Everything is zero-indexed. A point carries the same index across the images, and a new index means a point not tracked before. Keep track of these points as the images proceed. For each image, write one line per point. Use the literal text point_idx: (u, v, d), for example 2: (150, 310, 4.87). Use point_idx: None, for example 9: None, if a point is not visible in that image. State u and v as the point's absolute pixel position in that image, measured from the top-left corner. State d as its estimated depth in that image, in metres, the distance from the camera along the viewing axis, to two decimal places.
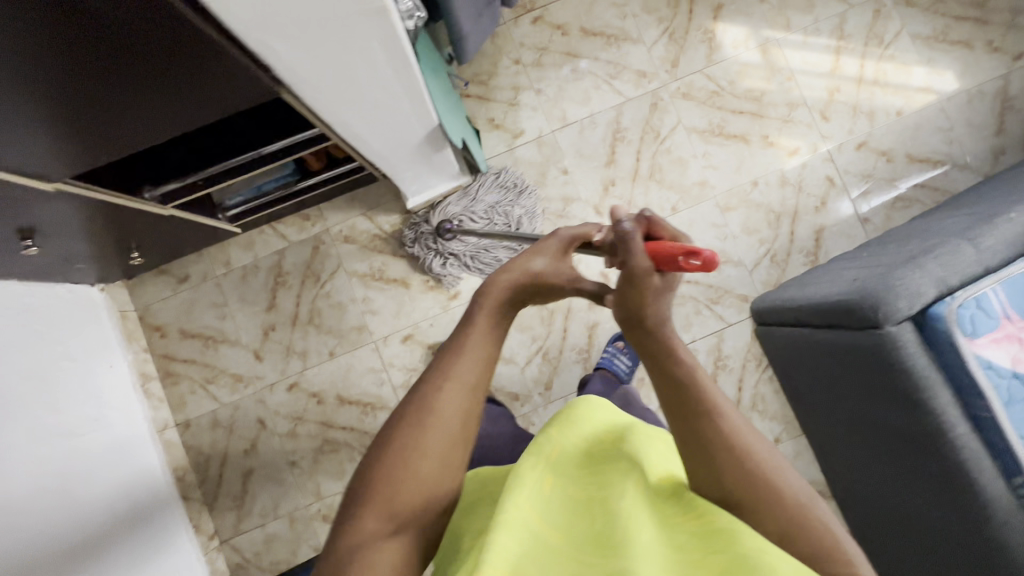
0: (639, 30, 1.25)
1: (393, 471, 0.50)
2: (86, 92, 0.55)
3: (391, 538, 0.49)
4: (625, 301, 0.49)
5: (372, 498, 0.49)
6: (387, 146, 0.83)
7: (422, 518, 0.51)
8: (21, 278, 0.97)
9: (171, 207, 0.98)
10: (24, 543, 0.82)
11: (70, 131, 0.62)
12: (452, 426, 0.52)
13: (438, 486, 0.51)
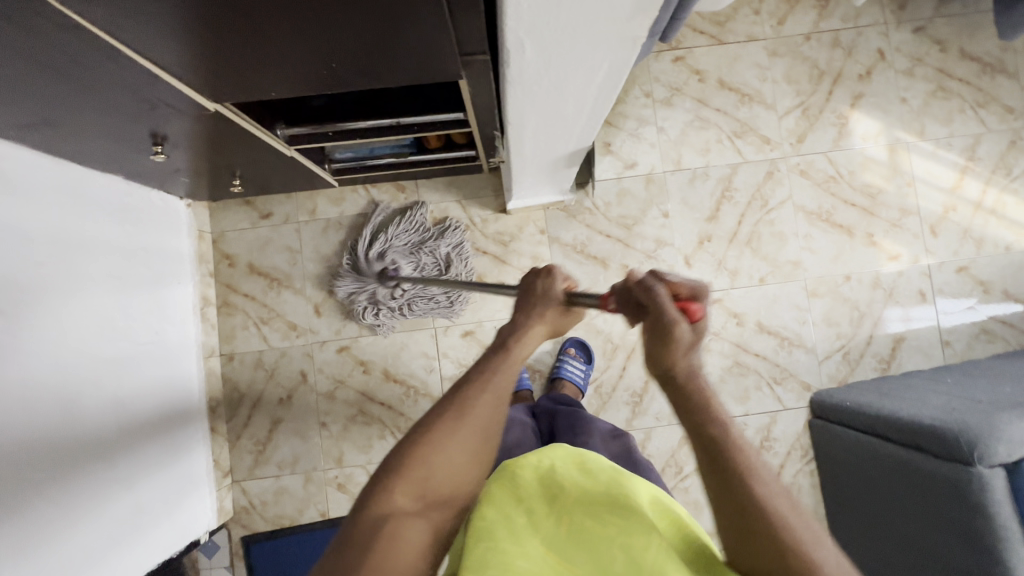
0: (775, 97, 1.25)
1: (425, 454, 0.47)
2: (304, 15, 0.54)
3: (417, 519, 0.46)
4: (653, 357, 0.47)
5: (402, 473, 0.47)
6: (536, 153, 0.82)
7: (450, 506, 0.48)
8: (128, 176, 0.97)
9: (293, 150, 0.98)
10: (67, 435, 0.82)
11: (261, 63, 0.62)
12: (488, 418, 0.50)
13: (464, 475, 0.49)
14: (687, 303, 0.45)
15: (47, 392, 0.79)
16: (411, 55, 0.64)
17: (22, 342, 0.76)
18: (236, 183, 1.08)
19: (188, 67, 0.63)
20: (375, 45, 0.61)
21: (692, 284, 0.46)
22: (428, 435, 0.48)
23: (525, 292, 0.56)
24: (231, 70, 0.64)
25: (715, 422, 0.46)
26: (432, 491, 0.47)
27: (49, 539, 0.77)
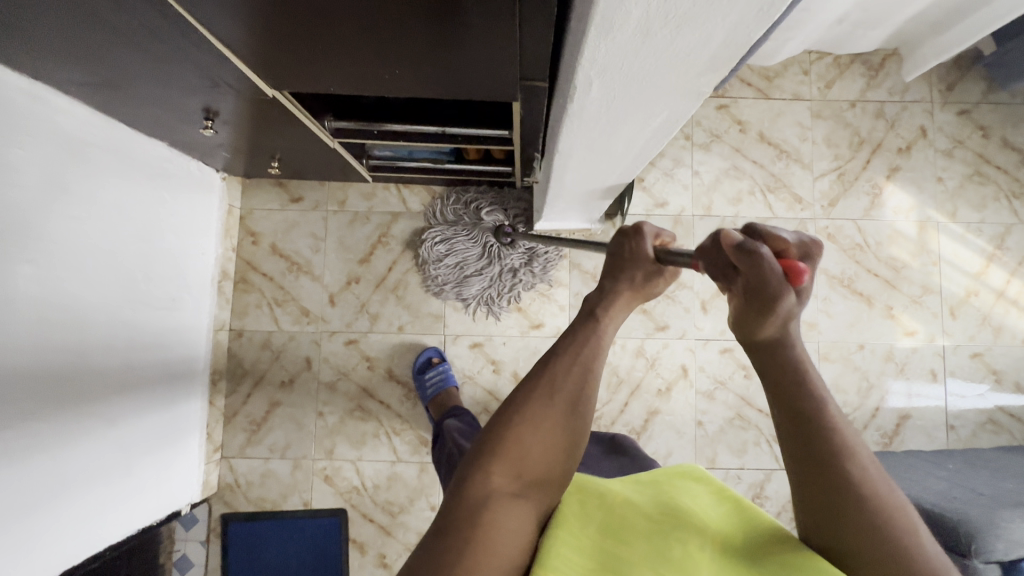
0: (813, 157, 1.25)
1: (518, 434, 0.47)
2: (381, 20, 0.55)
3: (519, 501, 0.46)
4: (743, 321, 0.45)
5: (499, 453, 0.46)
6: (576, 181, 0.84)
7: (545, 485, 0.48)
8: (170, 142, 0.99)
9: (335, 142, 0.99)
10: (77, 386, 0.83)
11: (328, 58, 0.64)
12: (575, 397, 0.49)
13: (557, 456, 0.48)
14: (790, 264, 0.41)
15: (62, 342, 0.80)
16: (473, 71, 0.65)
17: (44, 289, 0.77)
18: (274, 165, 1.10)
19: (258, 56, 0.65)
20: (440, 59, 0.63)
21: (797, 240, 0.43)
22: (523, 413, 0.48)
23: (615, 262, 0.54)
24: (297, 62, 0.66)
25: (807, 394, 0.45)
26: (529, 468, 0.47)
27: (41, 487, 0.77)
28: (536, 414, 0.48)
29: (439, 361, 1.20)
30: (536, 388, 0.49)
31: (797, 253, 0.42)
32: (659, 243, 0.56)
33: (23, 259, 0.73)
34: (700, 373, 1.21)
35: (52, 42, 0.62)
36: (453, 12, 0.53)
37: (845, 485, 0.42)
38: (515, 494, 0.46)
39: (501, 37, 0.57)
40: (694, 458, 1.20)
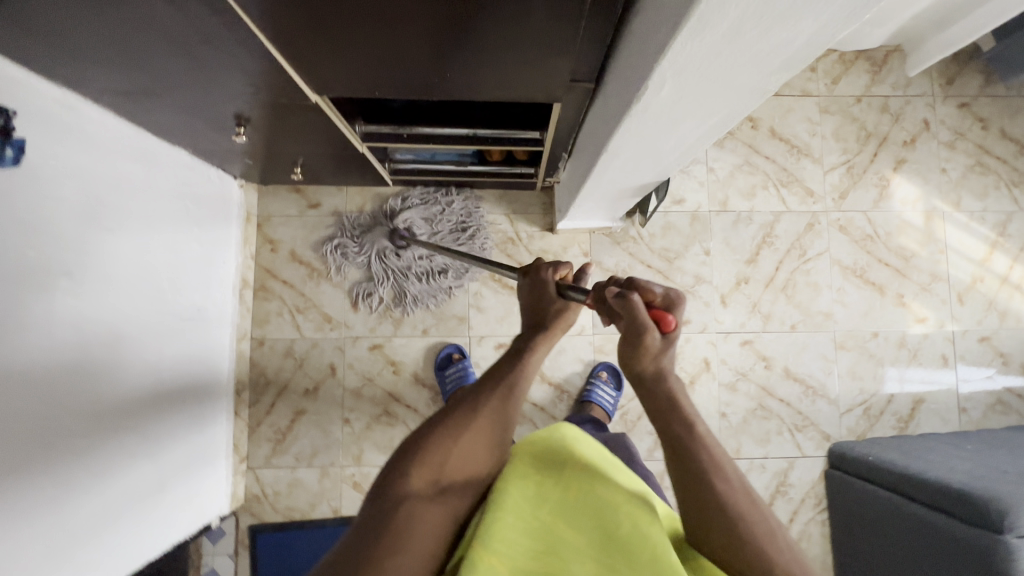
0: (823, 152, 1.29)
1: (440, 445, 0.50)
2: (445, 22, 0.56)
3: (434, 505, 0.49)
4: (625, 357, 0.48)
5: (420, 459, 0.49)
6: (613, 177, 0.85)
7: (462, 491, 0.51)
8: (194, 150, 0.98)
9: (363, 146, 0.99)
10: (111, 399, 0.82)
11: (382, 62, 0.64)
12: (496, 418, 0.52)
13: (475, 469, 0.51)
14: (660, 314, 0.46)
15: (97, 356, 0.78)
16: (524, 74, 0.66)
17: (81, 303, 0.75)
18: (296, 170, 1.09)
19: (308, 62, 0.65)
20: (492, 64, 0.64)
21: (666, 292, 0.48)
22: (445, 430, 0.50)
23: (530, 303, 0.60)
24: (346, 67, 0.66)
25: (679, 419, 0.49)
26: (448, 479, 0.50)
27: (82, 505, 0.76)
28: (457, 431, 0.50)
29: (461, 357, 1.20)
30: (459, 407, 0.52)
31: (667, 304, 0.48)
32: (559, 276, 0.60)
33: (62, 273, 0.72)
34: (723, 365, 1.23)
35: (100, 51, 0.62)
36: (520, 15, 0.54)
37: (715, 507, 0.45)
38: (432, 498, 0.49)
39: (560, 41, 0.58)
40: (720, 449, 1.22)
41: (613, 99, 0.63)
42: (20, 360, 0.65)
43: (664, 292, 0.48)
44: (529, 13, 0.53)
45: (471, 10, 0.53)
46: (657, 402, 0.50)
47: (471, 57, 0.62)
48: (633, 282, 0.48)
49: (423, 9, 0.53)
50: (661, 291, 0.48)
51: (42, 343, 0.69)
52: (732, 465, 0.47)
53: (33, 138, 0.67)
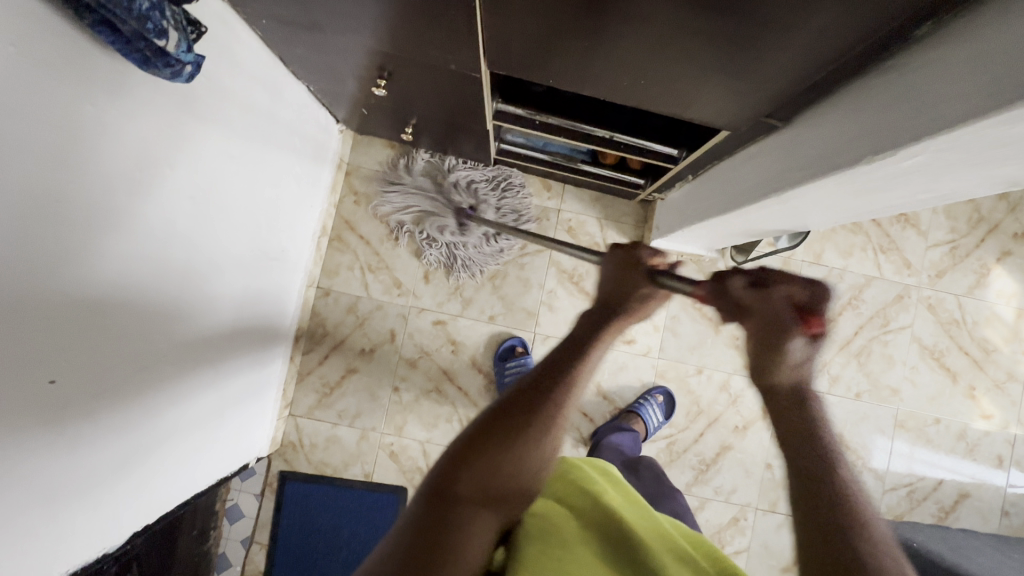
0: (930, 226, 1.25)
1: (494, 449, 0.51)
2: (676, 33, 0.54)
3: (483, 509, 0.49)
4: (758, 361, 0.52)
5: (474, 462, 0.50)
6: (748, 217, 0.82)
7: (507, 503, 0.51)
8: (315, 87, 0.95)
9: (489, 125, 0.96)
10: (200, 326, 0.80)
11: (576, 49, 0.61)
12: (548, 435, 0.54)
13: (523, 479, 0.52)
14: (807, 317, 0.50)
15: (197, 285, 0.76)
16: (713, 95, 0.64)
17: (196, 227, 0.73)
18: (407, 130, 1.05)
19: (505, 33, 0.61)
20: (687, 79, 0.61)
21: (813, 290, 0.50)
22: (487, 438, 0.51)
23: (611, 283, 0.61)
24: (536, 48, 0.63)
25: (812, 444, 0.48)
26: (493, 484, 0.50)
27: (156, 428, 0.75)
28: (504, 439, 0.51)
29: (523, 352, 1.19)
30: (506, 418, 0.53)
31: (814, 301, 0.50)
32: (655, 261, 0.60)
33: (187, 195, 0.69)
34: None
35: None
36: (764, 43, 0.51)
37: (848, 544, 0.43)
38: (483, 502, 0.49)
39: (771, 74, 0.56)
40: (757, 498, 1.21)
41: (815, 144, 0.59)
42: (137, 278, 0.64)
43: (811, 292, 0.50)
44: (756, 44, 0.52)
45: (697, 28, 0.52)
46: (795, 426, 0.49)
47: (670, 69, 0.60)
48: (774, 280, 0.50)
49: (664, 13, 0.51)
50: (808, 291, 0.50)
51: (156, 264, 0.66)
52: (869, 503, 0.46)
53: (198, 49, 0.65)
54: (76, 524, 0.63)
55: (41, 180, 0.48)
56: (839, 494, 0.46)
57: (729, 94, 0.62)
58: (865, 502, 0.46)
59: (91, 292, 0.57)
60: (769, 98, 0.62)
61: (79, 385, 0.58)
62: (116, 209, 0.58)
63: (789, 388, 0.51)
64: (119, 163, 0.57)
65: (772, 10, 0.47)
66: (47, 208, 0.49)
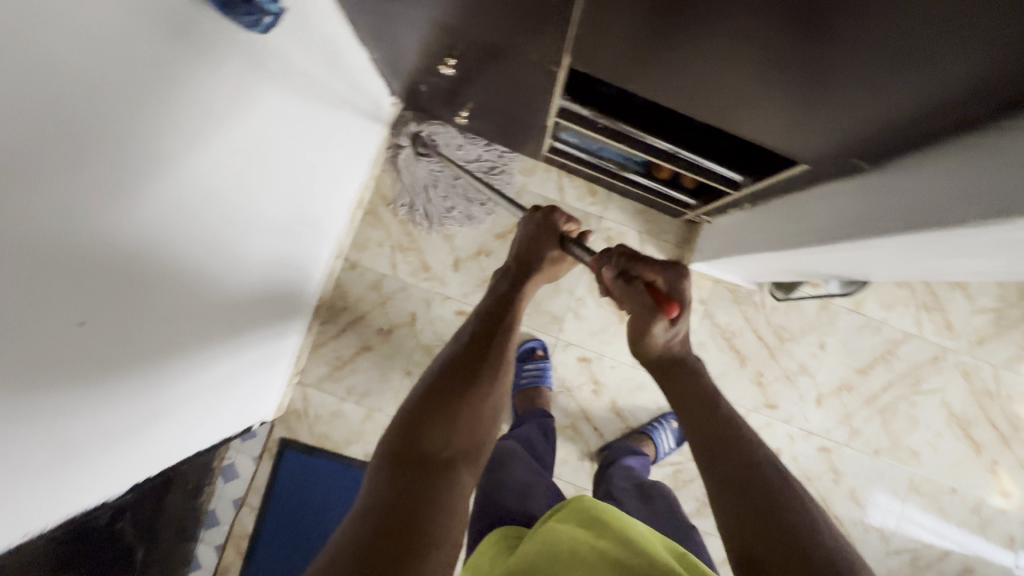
0: (979, 290, 1.20)
1: (456, 411, 0.61)
2: (783, 52, 0.51)
3: (451, 467, 0.58)
4: (636, 335, 0.67)
5: (438, 425, 0.59)
6: (811, 258, 0.78)
7: (470, 454, 0.61)
8: (379, 56, 0.92)
9: (549, 121, 0.93)
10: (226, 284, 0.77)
11: (669, 51, 0.59)
12: (499, 392, 0.66)
13: (480, 433, 0.62)
14: (667, 302, 0.65)
15: (235, 239, 0.74)
16: (802, 124, 0.61)
17: (244, 183, 0.71)
18: (462, 113, 1.02)
19: (602, 28, 0.59)
20: (778, 100, 0.59)
21: (667, 277, 0.68)
22: (449, 404, 0.61)
23: (527, 241, 0.81)
24: (627, 45, 0.60)
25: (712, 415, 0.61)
26: (456, 442, 0.59)
27: (174, 382, 0.73)
28: (464, 401, 0.62)
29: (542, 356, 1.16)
30: (464, 380, 0.63)
31: (667, 285, 0.68)
32: (568, 228, 0.80)
33: (241, 148, 0.68)
34: (791, 463, 1.18)
35: None
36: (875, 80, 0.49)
37: (763, 492, 0.53)
38: (450, 461, 0.58)
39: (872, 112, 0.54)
40: None
41: (908, 195, 0.56)
42: (182, 227, 0.62)
43: (667, 279, 0.68)
44: (864, 74, 0.49)
45: (803, 47, 0.50)
46: (706, 426, 0.60)
47: (762, 86, 0.58)
48: (642, 263, 0.68)
49: (775, 30, 0.49)
50: (665, 276, 0.68)
51: (200, 214, 0.65)
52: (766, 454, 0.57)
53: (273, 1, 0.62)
54: (83, 466, 0.62)
55: (104, 116, 0.46)
56: (717, 411, 0.61)
57: (820, 125, 0.59)
58: (754, 448, 0.57)
59: (134, 237, 0.55)
60: (862, 139, 0.58)
61: (108, 330, 0.56)
62: (172, 153, 0.56)
63: (657, 359, 0.67)
64: (183, 107, 0.55)
65: (897, 40, 0.44)
66: (106, 145, 0.47)
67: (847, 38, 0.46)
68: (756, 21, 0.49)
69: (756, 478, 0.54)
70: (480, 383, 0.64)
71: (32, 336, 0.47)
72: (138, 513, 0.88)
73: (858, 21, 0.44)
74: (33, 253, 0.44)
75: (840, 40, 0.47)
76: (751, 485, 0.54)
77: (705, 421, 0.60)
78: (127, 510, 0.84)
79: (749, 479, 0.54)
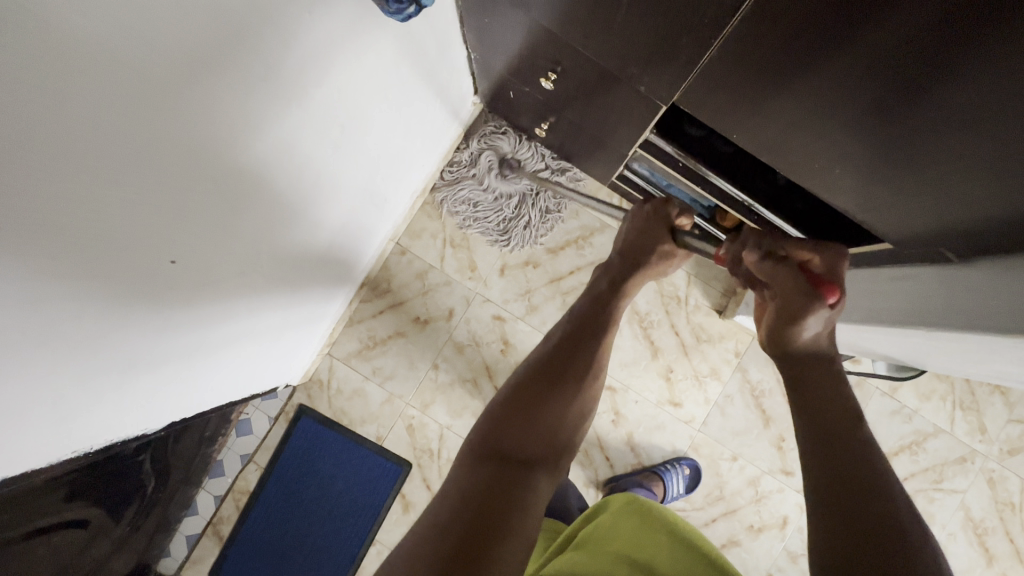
0: (1021, 399, 1.17)
1: (532, 411, 0.64)
2: (893, 134, 0.53)
3: (521, 469, 0.61)
4: (774, 334, 0.58)
5: (513, 422, 0.63)
6: (867, 335, 0.76)
7: (544, 455, 0.63)
8: (477, 56, 0.94)
9: (628, 150, 0.94)
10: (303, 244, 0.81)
11: (782, 107, 0.59)
12: (574, 395, 0.67)
13: (555, 434, 0.65)
14: (828, 286, 0.55)
15: (314, 207, 0.76)
16: (897, 204, 0.61)
17: (336, 154, 0.74)
18: (543, 124, 1.03)
19: (720, 78, 0.61)
20: (880, 176, 0.59)
21: (821, 261, 0.59)
22: (529, 400, 0.65)
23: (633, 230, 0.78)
24: (741, 95, 0.61)
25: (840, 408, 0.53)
26: (527, 445, 0.62)
27: (229, 330, 0.75)
28: (540, 400, 0.65)
29: None
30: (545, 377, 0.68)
31: (821, 269, 0.58)
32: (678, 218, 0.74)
33: (340, 121, 0.70)
34: (797, 534, 1.16)
35: None
36: (981, 183, 0.49)
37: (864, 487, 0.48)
38: (521, 465, 0.61)
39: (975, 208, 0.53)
40: None
41: (988, 293, 0.51)
42: (280, 185, 0.65)
43: (823, 262, 0.59)
44: (972, 173, 0.49)
45: (920, 131, 0.50)
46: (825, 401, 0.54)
47: (867, 159, 0.58)
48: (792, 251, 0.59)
49: (889, 112, 0.51)
50: (819, 261, 0.58)
51: (293, 177, 0.67)
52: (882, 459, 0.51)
53: None
54: (132, 395, 0.65)
55: (240, 72, 0.48)
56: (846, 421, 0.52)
57: (915, 208, 0.59)
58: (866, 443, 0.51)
59: (236, 189, 0.58)
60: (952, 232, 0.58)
61: (195, 271, 0.59)
62: (283, 114, 0.58)
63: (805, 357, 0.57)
64: (303, 74, 0.57)
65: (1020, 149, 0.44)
66: (233, 97, 0.49)
67: (960, 139, 0.47)
68: (880, 96, 0.50)
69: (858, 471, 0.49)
70: (557, 380, 0.68)
71: (129, 263, 0.49)
72: (159, 450, 0.91)
73: (983, 119, 0.44)
74: (146, 189, 0.46)
75: (957, 130, 0.47)
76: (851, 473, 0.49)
77: (833, 403, 0.53)
78: (150, 446, 0.87)
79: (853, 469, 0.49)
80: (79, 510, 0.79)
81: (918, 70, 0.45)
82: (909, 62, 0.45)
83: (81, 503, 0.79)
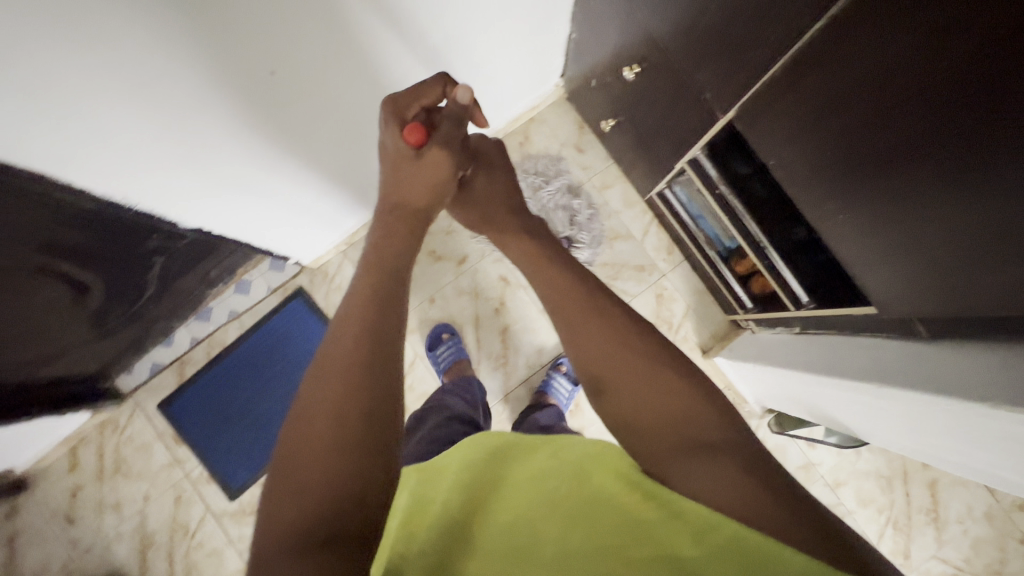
0: (951, 540, 1.19)
1: (305, 443, 0.40)
2: (896, 178, 0.59)
3: (319, 541, 0.36)
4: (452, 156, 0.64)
5: (286, 479, 0.39)
6: (825, 390, 0.83)
7: (342, 484, 0.39)
8: (576, 37, 1.04)
9: (674, 165, 1.01)
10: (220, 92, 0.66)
11: (814, 137, 0.65)
12: (353, 378, 0.43)
13: (348, 442, 0.40)
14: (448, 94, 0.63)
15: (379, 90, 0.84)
16: (885, 261, 0.67)
17: (418, 49, 0.82)
18: (610, 120, 1.12)
19: (780, 91, 0.65)
20: (877, 228, 0.65)
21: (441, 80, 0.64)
22: (298, 434, 0.41)
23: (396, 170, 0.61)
24: (785, 115, 0.67)
25: (640, 388, 0.49)
26: (311, 497, 0.38)
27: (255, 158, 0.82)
28: (311, 427, 0.41)
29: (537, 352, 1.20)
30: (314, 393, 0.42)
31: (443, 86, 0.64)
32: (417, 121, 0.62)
33: (434, 24, 0.79)
34: None
35: None
36: (961, 227, 0.55)
37: (704, 435, 0.45)
38: (321, 536, 0.37)
39: (952, 260, 0.58)
40: None
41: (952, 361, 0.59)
42: (360, 39, 0.72)
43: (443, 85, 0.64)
44: (956, 213, 0.54)
45: (920, 167, 0.55)
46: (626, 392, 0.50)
47: (871, 205, 0.64)
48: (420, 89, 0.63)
49: (915, 156, 0.55)
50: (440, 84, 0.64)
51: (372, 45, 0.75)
52: (687, 396, 0.48)
53: None
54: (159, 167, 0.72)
55: None
56: (647, 408, 0.49)
57: (900, 263, 0.65)
58: (667, 391, 0.49)
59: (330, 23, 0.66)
60: (925, 289, 0.64)
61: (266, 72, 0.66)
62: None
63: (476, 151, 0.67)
64: None
65: (997, 187, 0.49)
66: None
67: (967, 194, 0.52)
68: (895, 126, 0.55)
69: (690, 434, 0.46)
70: (335, 376, 0.43)
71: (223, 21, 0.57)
72: (170, 264, 0.97)
73: (970, 151, 0.49)
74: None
75: (949, 162, 0.52)
76: (689, 433, 0.46)
77: (634, 385, 0.50)
78: (167, 254, 0.93)
79: (690, 431, 0.46)
80: (86, 275, 0.83)
81: (934, 98, 0.49)
82: (946, 93, 0.48)
83: (88, 270, 0.82)
